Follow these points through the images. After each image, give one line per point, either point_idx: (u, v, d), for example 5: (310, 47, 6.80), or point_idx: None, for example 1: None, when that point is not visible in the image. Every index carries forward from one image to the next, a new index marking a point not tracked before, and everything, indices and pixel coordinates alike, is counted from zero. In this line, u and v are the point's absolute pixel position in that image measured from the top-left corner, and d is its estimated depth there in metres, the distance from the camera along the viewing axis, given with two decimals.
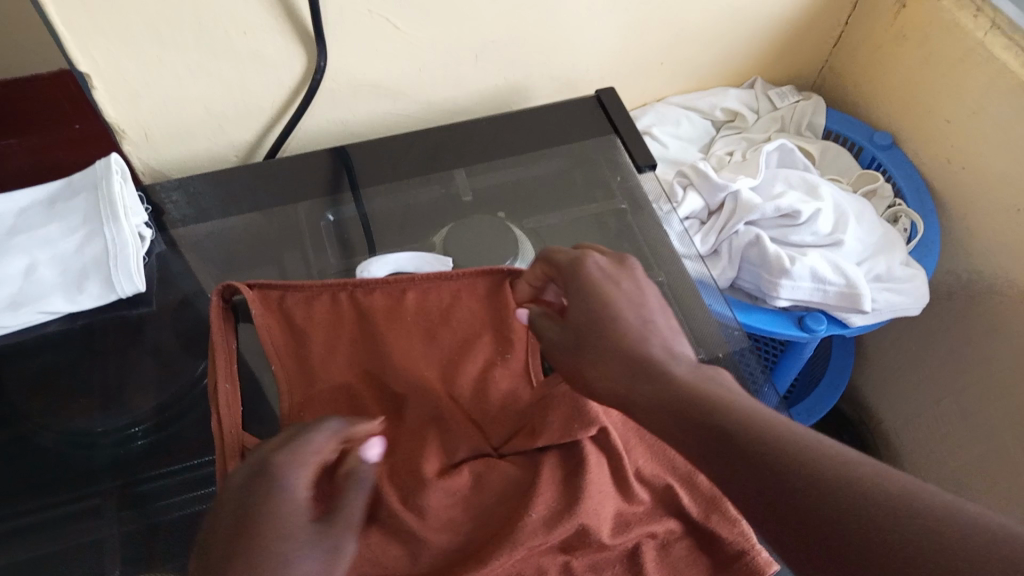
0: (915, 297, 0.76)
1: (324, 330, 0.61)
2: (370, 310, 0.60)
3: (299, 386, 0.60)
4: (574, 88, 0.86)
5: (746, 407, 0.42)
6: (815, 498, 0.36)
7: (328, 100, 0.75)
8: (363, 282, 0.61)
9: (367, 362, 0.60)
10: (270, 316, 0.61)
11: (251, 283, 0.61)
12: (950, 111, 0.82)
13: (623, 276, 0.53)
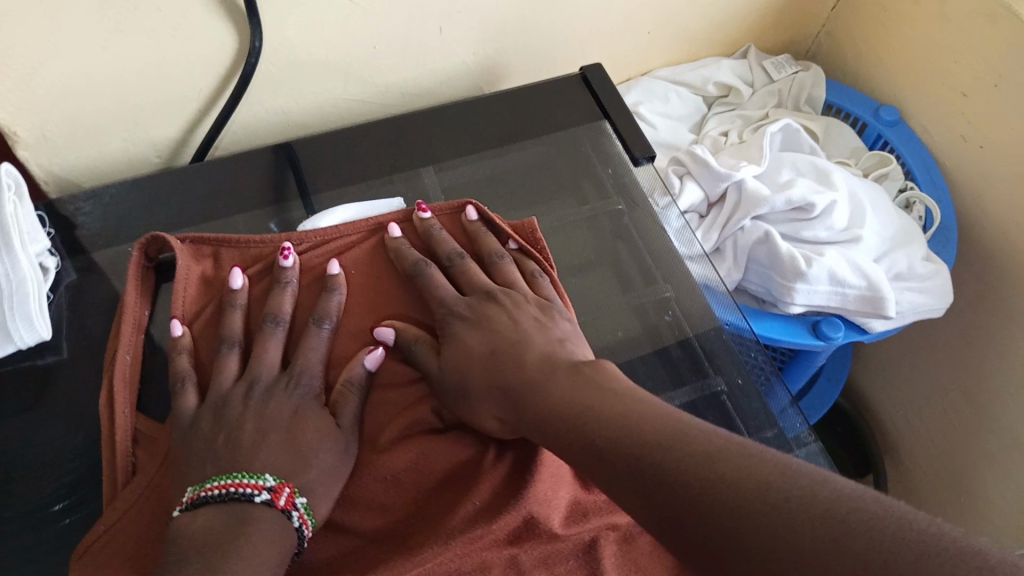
0: (939, 295, 0.68)
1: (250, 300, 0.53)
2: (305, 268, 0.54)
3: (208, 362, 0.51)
4: (551, 61, 0.75)
5: (622, 393, 0.40)
6: (666, 472, 0.34)
7: (267, 86, 0.63)
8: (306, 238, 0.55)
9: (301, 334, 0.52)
10: (199, 271, 0.54)
11: (182, 236, 0.55)
12: (966, 83, 0.74)
13: (484, 313, 0.50)
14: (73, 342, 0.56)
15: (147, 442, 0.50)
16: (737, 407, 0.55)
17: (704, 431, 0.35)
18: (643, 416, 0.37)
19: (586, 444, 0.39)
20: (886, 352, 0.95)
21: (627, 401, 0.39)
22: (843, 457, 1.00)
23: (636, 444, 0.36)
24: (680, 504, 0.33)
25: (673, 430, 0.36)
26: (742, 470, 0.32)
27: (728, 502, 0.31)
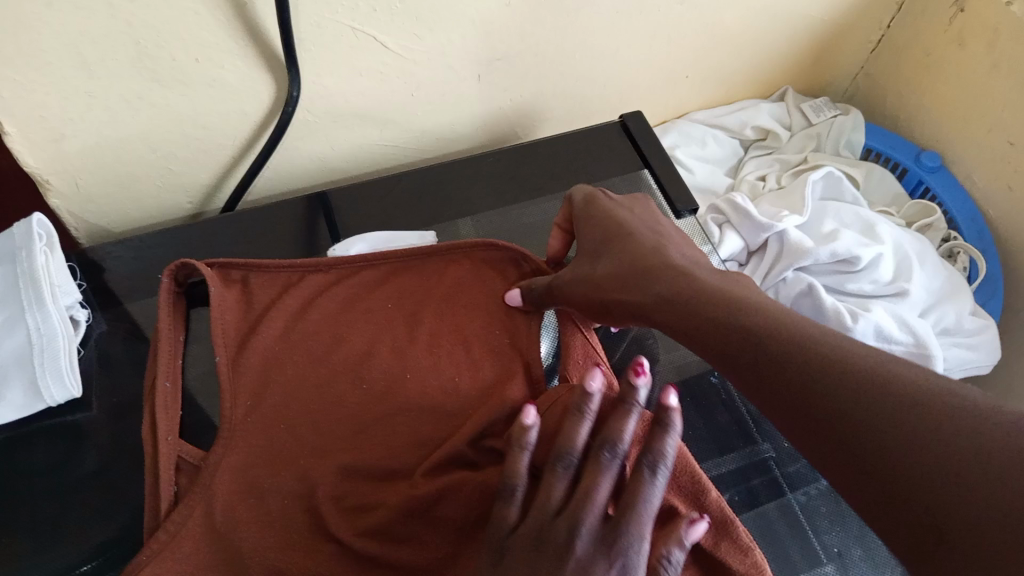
0: (988, 353, 0.67)
1: (285, 314, 0.56)
2: (331, 297, 0.57)
3: (250, 378, 0.52)
4: (588, 106, 0.74)
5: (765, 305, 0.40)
6: (822, 382, 0.34)
7: (303, 134, 0.62)
8: (339, 261, 0.58)
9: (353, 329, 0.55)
10: (231, 293, 0.56)
11: (210, 261, 0.56)
12: (1014, 131, 0.72)
13: (633, 204, 0.55)
14: (104, 398, 0.54)
15: (191, 469, 0.49)
16: (780, 468, 0.55)
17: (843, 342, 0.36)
18: (783, 326, 0.38)
19: (725, 353, 0.40)
20: None
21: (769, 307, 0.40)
22: None
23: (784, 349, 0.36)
24: (826, 410, 0.33)
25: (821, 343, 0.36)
26: (884, 383, 0.32)
27: (876, 408, 0.32)
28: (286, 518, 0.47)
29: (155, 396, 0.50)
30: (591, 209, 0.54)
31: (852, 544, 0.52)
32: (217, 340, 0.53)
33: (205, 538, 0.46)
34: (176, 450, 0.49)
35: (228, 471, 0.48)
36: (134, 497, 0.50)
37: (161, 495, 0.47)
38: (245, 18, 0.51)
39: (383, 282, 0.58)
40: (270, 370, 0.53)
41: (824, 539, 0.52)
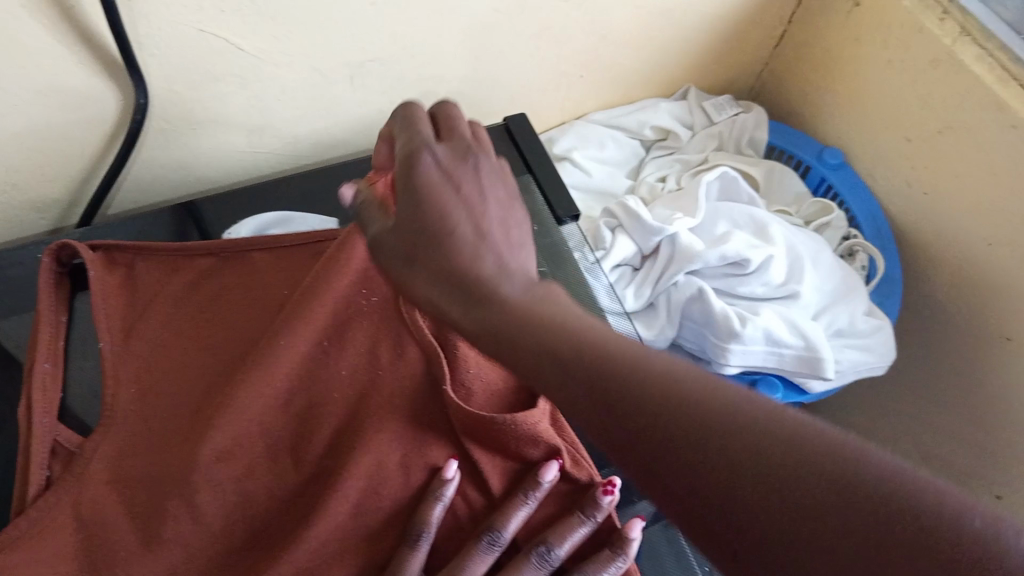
0: (882, 353, 0.65)
1: (175, 299, 0.54)
2: (215, 279, 0.55)
3: (134, 363, 0.51)
4: (477, 110, 0.72)
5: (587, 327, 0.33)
6: (688, 467, 0.29)
7: (162, 142, 0.59)
8: (228, 244, 0.55)
9: (239, 316, 0.53)
10: (112, 276, 0.53)
11: (93, 244, 0.54)
12: (912, 129, 0.71)
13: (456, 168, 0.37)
14: None
15: (66, 454, 0.47)
16: None
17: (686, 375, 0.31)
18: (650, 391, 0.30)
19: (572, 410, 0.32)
20: None
21: (581, 340, 0.33)
22: None
23: (629, 399, 0.30)
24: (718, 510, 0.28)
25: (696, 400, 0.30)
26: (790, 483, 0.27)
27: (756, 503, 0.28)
28: (163, 517, 0.45)
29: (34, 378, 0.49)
30: (392, 165, 0.43)
31: None
32: (100, 321, 0.51)
33: (71, 524, 0.45)
34: (53, 433, 0.47)
35: (103, 460, 0.47)
36: None
37: (31, 480, 0.45)
38: (72, 17, 0.47)
39: (269, 264, 0.55)
40: (154, 357, 0.51)
41: None
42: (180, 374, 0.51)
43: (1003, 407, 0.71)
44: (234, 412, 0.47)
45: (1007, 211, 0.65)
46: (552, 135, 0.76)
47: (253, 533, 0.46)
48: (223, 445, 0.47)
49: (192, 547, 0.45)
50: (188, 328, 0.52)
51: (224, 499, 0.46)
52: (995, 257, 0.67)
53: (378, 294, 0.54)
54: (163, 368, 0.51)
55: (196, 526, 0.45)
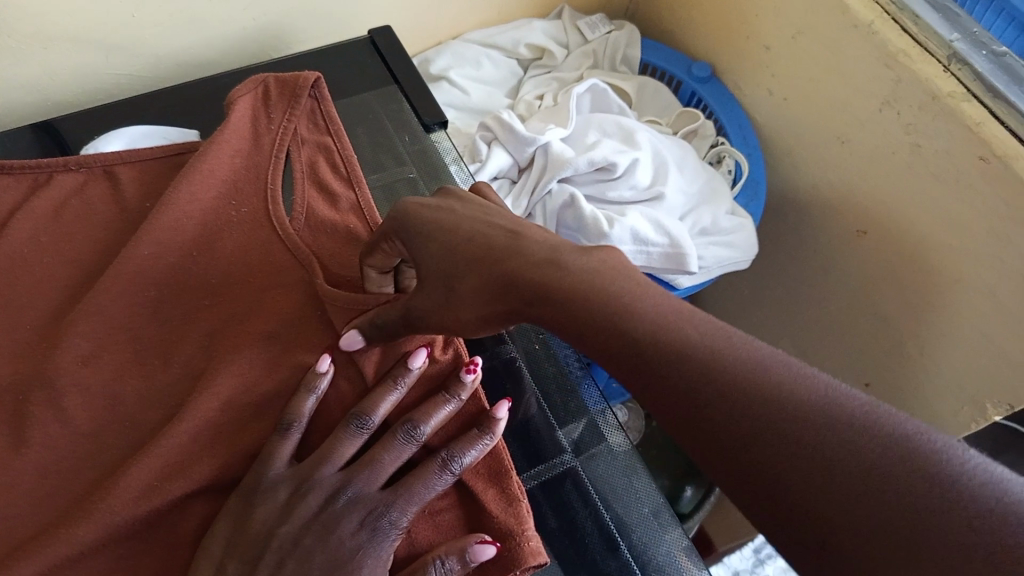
0: (743, 248, 0.69)
1: (36, 215, 0.53)
2: (78, 194, 0.55)
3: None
4: (349, 29, 0.72)
5: (702, 332, 0.32)
6: (781, 440, 0.28)
7: (13, 60, 0.58)
8: (87, 158, 0.55)
9: (105, 231, 0.53)
10: None
11: None
12: (770, 38, 0.75)
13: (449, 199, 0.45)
14: None
15: None
16: (532, 375, 0.56)
17: (781, 363, 0.31)
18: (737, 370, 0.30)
19: (652, 383, 0.32)
20: (724, 309, 0.98)
21: (645, 298, 0.35)
22: None
23: (725, 384, 0.30)
24: (796, 491, 0.27)
25: (810, 399, 0.29)
26: (873, 463, 0.27)
27: (861, 510, 0.26)
28: (30, 421, 0.46)
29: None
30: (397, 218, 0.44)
31: (592, 435, 0.54)
32: None
33: None
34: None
35: None
36: None
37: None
38: None
39: (135, 177, 0.56)
40: (14, 270, 0.51)
41: (567, 433, 0.54)
42: (44, 287, 0.51)
43: (862, 296, 0.77)
44: (99, 317, 0.49)
45: (854, 110, 0.69)
46: (429, 55, 0.77)
47: (122, 433, 0.47)
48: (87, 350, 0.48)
49: (58, 448, 0.46)
50: (51, 241, 0.52)
51: (92, 400, 0.47)
52: (848, 155, 0.72)
53: (248, 205, 0.54)
54: (25, 281, 0.51)
55: (64, 429, 0.46)
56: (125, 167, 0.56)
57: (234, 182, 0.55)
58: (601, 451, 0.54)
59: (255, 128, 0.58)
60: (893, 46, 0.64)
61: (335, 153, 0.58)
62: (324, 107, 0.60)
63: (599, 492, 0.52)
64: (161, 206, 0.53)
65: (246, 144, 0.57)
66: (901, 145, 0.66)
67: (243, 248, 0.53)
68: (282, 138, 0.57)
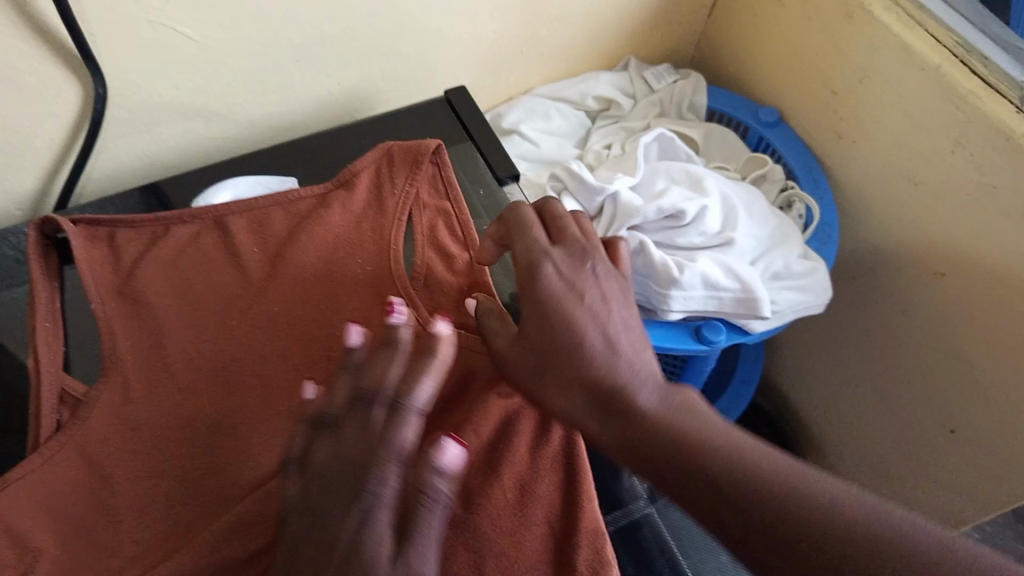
0: (817, 292, 0.69)
1: (160, 265, 0.57)
2: (197, 245, 0.59)
3: (125, 321, 0.55)
4: (425, 88, 0.76)
5: (753, 460, 0.38)
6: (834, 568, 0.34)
7: (123, 130, 0.63)
8: (200, 211, 0.60)
9: (217, 282, 0.58)
10: (97, 247, 0.58)
11: (76, 218, 0.58)
12: (838, 81, 0.75)
13: (580, 276, 0.45)
14: None
15: (73, 400, 0.51)
16: None
17: (816, 494, 0.36)
18: (789, 508, 0.36)
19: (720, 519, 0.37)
20: (800, 352, 0.97)
21: (714, 432, 0.39)
22: None
23: (769, 514, 0.36)
24: None
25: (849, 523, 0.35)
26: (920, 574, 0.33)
27: None
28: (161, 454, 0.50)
29: (36, 334, 0.52)
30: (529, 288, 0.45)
31: None
32: (94, 288, 0.56)
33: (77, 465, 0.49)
34: (60, 381, 0.51)
35: (108, 405, 0.51)
36: None
37: (42, 422, 0.49)
38: (28, 15, 0.51)
39: (245, 228, 0.60)
40: (139, 314, 0.55)
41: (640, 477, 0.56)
42: (165, 330, 0.55)
43: (944, 339, 0.75)
44: (219, 366, 0.54)
45: (924, 151, 0.69)
46: (501, 111, 0.80)
47: (226, 476, 0.50)
48: (208, 396, 0.53)
49: (180, 481, 0.50)
50: (172, 287, 0.57)
51: (213, 440, 0.51)
52: (920, 196, 0.71)
53: (373, 262, 0.58)
54: (144, 324, 0.55)
55: (186, 467, 0.50)
56: (235, 216, 0.61)
57: (356, 244, 0.59)
58: None
59: (386, 187, 0.62)
60: (962, 88, 0.64)
61: (454, 217, 0.61)
62: (444, 172, 0.63)
63: (673, 536, 0.53)
64: (289, 267, 0.58)
65: (371, 203, 0.61)
66: (975, 186, 0.66)
67: (363, 305, 0.57)
68: (405, 201, 0.61)
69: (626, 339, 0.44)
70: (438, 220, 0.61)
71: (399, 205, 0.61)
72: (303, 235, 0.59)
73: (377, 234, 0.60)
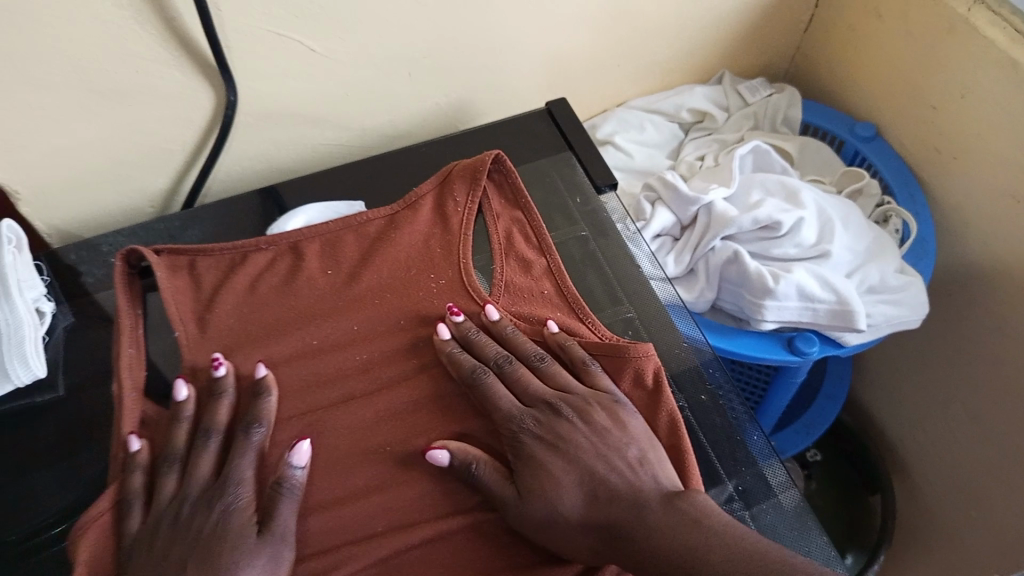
0: (914, 306, 0.69)
1: (237, 291, 0.61)
2: (270, 269, 0.63)
3: (215, 340, 0.59)
4: (525, 100, 0.78)
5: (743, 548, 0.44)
6: None
7: (248, 136, 0.68)
8: (275, 238, 0.64)
9: (302, 296, 0.61)
10: (179, 278, 0.62)
11: (157, 248, 0.62)
12: (936, 96, 0.75)
13: (562, 429, 0.51)
14: (67, 380, 0.60)
15: (156, 421, 0.55)
16: (700, 425, 0.58)
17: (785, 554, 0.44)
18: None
19: None
20: (890, 370, 0.95)
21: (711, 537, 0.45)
22: (849, 479, 1.01)
23: None
24: None
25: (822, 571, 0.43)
26: None
27: None
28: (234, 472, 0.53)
29: (121, 359, 0.57)
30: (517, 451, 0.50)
31: (759, 484, 0.55)
32: (176, 317, 0.60)
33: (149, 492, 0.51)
34: (142, 404, 0.56)
35: None
36: (93, 470, 0.56)
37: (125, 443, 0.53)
38: (174, 29, 0.56)
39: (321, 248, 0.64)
40: (226, 335, 0.59)
41: (735, 480, 0.55)
42: (258, 342, 0.59)
43: None
44: (310, 369, 0.57)
45: None
46: (596, 122, 0.82)
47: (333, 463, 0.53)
48: (298, 403, 0.56)
49: None
50: (256, 307, 0.61)
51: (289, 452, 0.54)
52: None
53: (445, 275, 0.62)
54: (229, 341, 0.59)
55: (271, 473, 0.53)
56: (308, 241, 0.65)
57: (426, 259, 0.63)
58: (769, 506, 0.54)
59: (448, 205, 0.66)
60: None
61: (527, 226, 0.66)
62: (511, 179, 0.68)
63: None
64: (364, 281, 0.62)
65: (438, 220, 0.66)
66: None
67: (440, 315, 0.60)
68: (470, 217, 0.65)
69: (641, 450, 0.50)
70: (509, 233, 0.66)
71: (463, 220, 0.65)
72: (379, 251, 0.64)
73: (447, 248, 0.64)
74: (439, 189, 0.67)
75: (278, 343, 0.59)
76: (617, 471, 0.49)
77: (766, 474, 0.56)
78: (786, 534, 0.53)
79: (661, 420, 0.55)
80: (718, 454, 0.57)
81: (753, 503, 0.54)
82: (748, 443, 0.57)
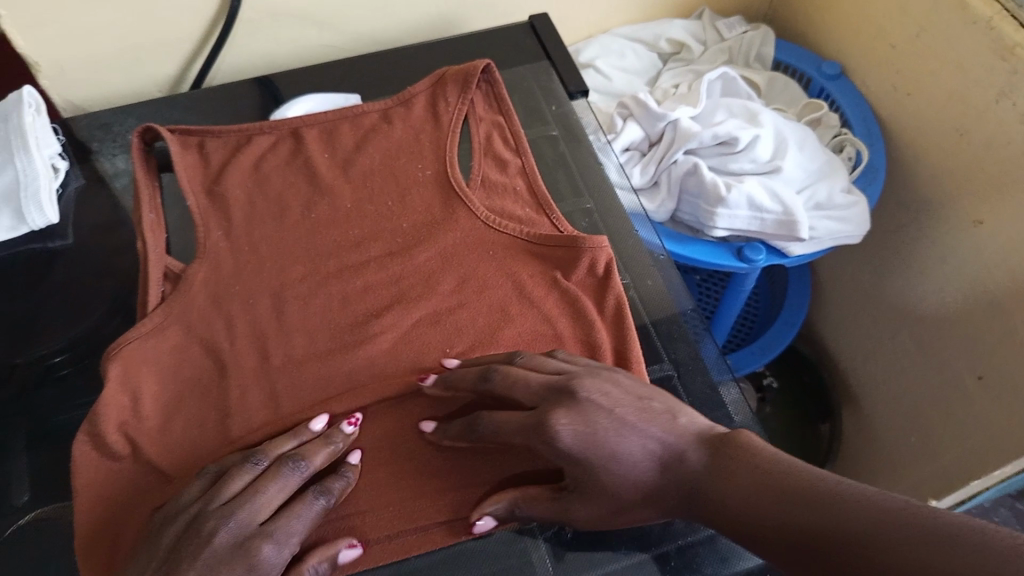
0: (855, 224, 0.75)
1: (237, 163, 0.68)
2: (268, 148, 0.69)
3: (212, 204, 0.65)
4: (512, 18, 0.84)
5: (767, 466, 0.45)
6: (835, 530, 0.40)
7: (251, 30, 0.73)
8: (279, 123, 0.70)
9: (293, 172, 0.68)
10: (189, 153, 0.68)
11: (171, 128, 0.68)
12: (895, 37, 0.81)
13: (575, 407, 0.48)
14: (76, 233, 0.67)
15: (175, 277, 0.61)
16: (642, 302, 0.64)
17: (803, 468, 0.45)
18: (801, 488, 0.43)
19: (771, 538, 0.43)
20: (845, 305, 1.02)
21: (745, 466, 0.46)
22: (808, 411, 1.08)
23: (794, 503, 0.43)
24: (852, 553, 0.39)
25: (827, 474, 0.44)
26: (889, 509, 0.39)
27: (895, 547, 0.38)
28: (225, 313, 0.59)
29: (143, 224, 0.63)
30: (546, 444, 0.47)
31: (689, 356, 0.62)
32: (186, 190, 0.66)
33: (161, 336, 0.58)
34: (163, 261, 0.61)
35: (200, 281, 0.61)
36: (97, 310, 0.63)
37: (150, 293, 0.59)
38: None
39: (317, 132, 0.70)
40: (224, 201, 0.65)
41: (669, 350, 0.62)
42: (252, 208, 0.65)
43: (977, 288, 0.79)
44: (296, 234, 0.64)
45: (971, 103, 0.74)
46: (580, 46, 0.88)
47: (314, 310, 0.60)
48: (283, 260, 0.62)
49: (256, 327, 0.59)
50: (253, 180, 0.67)
51: (275, 300, 0.60)
52: (965, 147, 0.76)
53: (432, 167, 0.68)
54: (225, 206, 0.65)
55: (259, 317, 0.59)
56: (308, 129, 0.71)
57: (414, 147, 0.69)
58: (697, 373, 0.61)
59: (441, 105, 0.72)
60: (1010, 40, 0.68)
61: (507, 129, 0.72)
62: (497, 88, 0.73)
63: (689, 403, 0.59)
64: (355, 162, 0.68)
65: (427, 117, 0.71)
66: (1014, 134, 0.70)
67: (423, 196, 0.67)
68: (458, 114, 0.71)
69: (664, 402, 0.50)
70: (491, 135, 0.71)
71: (452, 117, 0.71)
72: (372, 139, 0.70)
73: (434, 142, 0.70)
74: (430, 89, 0.72)
75: (273, 209, 0.65)
76: (656, 435, 0.48)
77: (697, 349, 0.62)
78: (709, 398, 0.60)
79: (607, 304, 0.61)
80: (659, 333, 0.63)
81: (683, 373, 0.61)
82: (686, 322, 0.64)
